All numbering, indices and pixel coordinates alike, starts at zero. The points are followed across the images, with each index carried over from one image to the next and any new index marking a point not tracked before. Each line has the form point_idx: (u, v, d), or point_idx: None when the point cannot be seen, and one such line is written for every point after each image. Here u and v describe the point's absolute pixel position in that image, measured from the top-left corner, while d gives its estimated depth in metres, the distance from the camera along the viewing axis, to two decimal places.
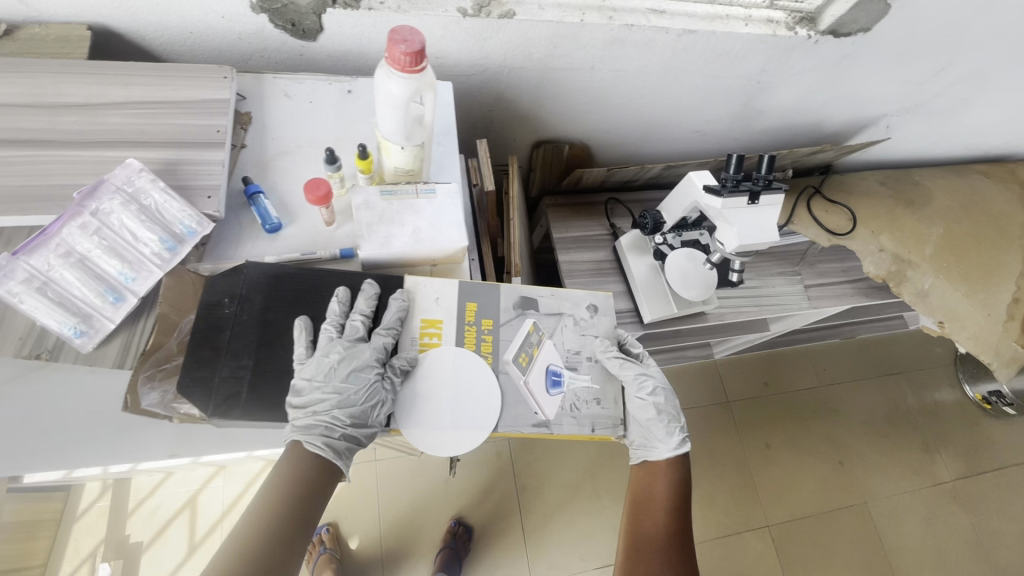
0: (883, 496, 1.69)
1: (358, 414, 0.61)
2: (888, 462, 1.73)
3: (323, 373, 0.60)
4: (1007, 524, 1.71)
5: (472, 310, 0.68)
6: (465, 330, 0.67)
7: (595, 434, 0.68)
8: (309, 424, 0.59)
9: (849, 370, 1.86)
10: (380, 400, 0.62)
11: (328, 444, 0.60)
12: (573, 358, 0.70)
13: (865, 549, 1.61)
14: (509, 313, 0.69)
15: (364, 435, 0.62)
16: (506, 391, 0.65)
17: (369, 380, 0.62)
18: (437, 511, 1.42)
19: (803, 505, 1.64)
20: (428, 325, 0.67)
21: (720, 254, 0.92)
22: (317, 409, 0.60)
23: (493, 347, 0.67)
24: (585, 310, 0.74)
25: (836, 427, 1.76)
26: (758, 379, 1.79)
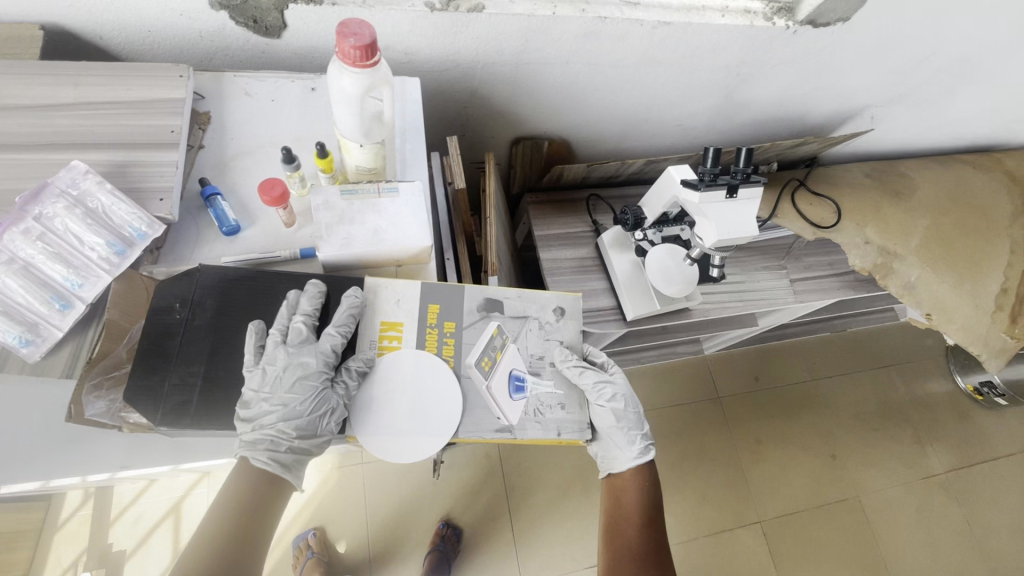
0: (875, 489, 1.68)
1: (306, 424, 0.61)
2: (880, 455, 1.73)
3: (269, 383, 0.60)
4: (1000, 515, 1.71)
5: (434, 312, 0.67)
6: (427, 332, 0.66)
7: (562, 439, 0.67)
8: (257, 437, 0.60)
9: (839, 363, 1.85)
10: (328, 409, 0.61)
11: (275, 458, 0.60)
12: (537, 363, 0.69)
13: (858, 543, 1.61)
14: (473, 315, 0.68)
15: (315, 445, 0.62)
16: (467, 395, 0.64)
17: (316, 389, 0.62)
18: (425, 514, 1.41)
19: (796, 500, 1.63)
20: (389, 328, 0.66)
21: (700, 249, 0.91)
22: (265, 421, 0.60)
23: (455, 350, 0.66)
24: (551, 313, 0.72)
25: (827, 420, 1.76)
26: (748, 374, 1.78)
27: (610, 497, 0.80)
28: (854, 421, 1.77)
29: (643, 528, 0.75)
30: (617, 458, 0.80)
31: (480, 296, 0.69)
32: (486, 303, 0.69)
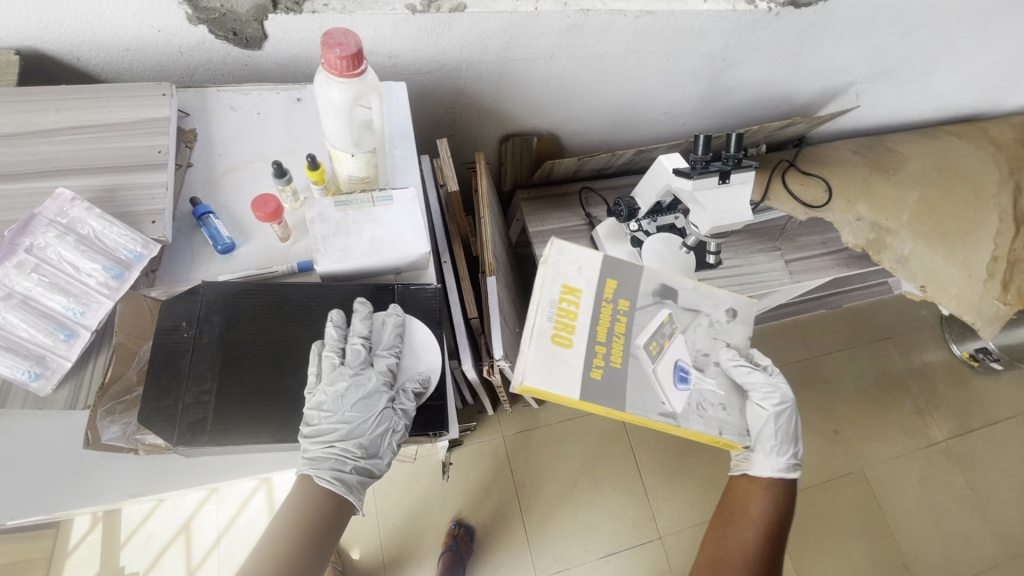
0: (878, 462, 1.70)
1: (371, 442, 0.62)
2: (882, 428, 1.75)
3: (337, 402, 0.60)
4: (1003, 479, 1.73)
5: (611, 287, 0.76)
6: (602, 305, 0.75)
7: (722, 435, 0.77)
8: (320, 455, 0.60)
9: (838, 339, 1.86)
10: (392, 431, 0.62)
11: (339, 477, 0.60)
12: (701, 359, 0.79)
13: (867, 518, 1.63)
14: (648, 299, 0.77)
15: (375, 465, 0.62)
16: (637, 372, 0.72)
17: (378, 410, 0.61)
18: (437, 515, 1.42)
19: (801, 477, 1.66)
20: (568, 291, 0.74)
21: (697, 237, 0.94)
22: (329, 441, 0.60)
23: (626, 328, 0.74)
24: (725, 314, 0.83)
25: (829, 397, 1.77)
26: None
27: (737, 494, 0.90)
28: (855, 396, 1.78)
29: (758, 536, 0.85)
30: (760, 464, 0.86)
31: (657, 278, 0.79)
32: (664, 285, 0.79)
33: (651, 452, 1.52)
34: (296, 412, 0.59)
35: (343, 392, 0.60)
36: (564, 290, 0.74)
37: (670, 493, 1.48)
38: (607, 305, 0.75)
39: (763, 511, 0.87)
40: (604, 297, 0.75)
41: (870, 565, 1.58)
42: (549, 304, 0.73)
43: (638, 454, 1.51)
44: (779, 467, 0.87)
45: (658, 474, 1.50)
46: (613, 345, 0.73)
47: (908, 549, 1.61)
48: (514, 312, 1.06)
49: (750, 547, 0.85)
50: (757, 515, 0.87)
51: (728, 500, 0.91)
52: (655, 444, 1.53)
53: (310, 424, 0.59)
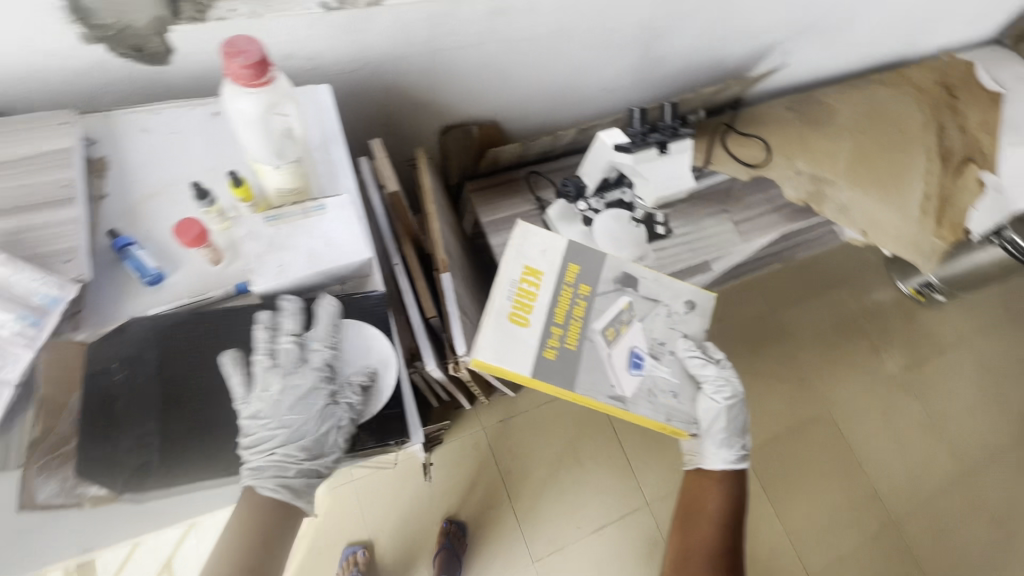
0: (842, 401, 1.79)
1: (313, 444, 0.60)
2: (844, 369, 1.84)
3: (271, 406, 0.58)
4: (955, 401, 1.85)
5: (572, 272, 0.89)
6: (563, 288, 0.88)
7: (667, 420, 0.87)
8: (261, 464, 0.58)
9: (794, 291, 1.93)
10: (335, 428, 0.60)
11: (284, 483, 0.59)
12: (655, 348, 0.89)
13: (837, 456, 1.73)
14: (608, 285, 0.90)
15: (322, 466, 0.60)
16: (590, 351, 0.84)
17: (317, 409, 0.60)
18: (428, 516, 1.42)
19: (773, 426, 1.74)
20: (530, 273, 0.88)
21: (643, 208, 1.01)
22: (269, 449, 0.59)
23: (583, 312, 0.87)
24: (682, 305, 0.94)
25: (791, 347, 1.85)
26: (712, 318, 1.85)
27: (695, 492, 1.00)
28: (816, 342, 1.87)
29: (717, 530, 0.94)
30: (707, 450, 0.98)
31: (617, 269, 0.91)
32: (621, 274, 0.91)
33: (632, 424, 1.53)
34: (236, 421, 0.59)
35: (276, 396, 0.59)
36: (529, 271, 0.88)
37: (653, 461, 1.51)
38: (567, 288, 0.88)
39: (721, 506, 0.96)
40: (567, 282, 0.89)
41: (845, 498, 1.68)
42: (515, 281, 0.87)
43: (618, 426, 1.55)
44: (730, 459, 0.97)
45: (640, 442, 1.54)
46: (569, 327, 0.85)
47: (878, 477, 1.72)
48: (476, 304, 1.05)
49: (710, 545, 0.93)
50: (712, 513, 0.96)
51: (687, 499, 1.00)
52: None
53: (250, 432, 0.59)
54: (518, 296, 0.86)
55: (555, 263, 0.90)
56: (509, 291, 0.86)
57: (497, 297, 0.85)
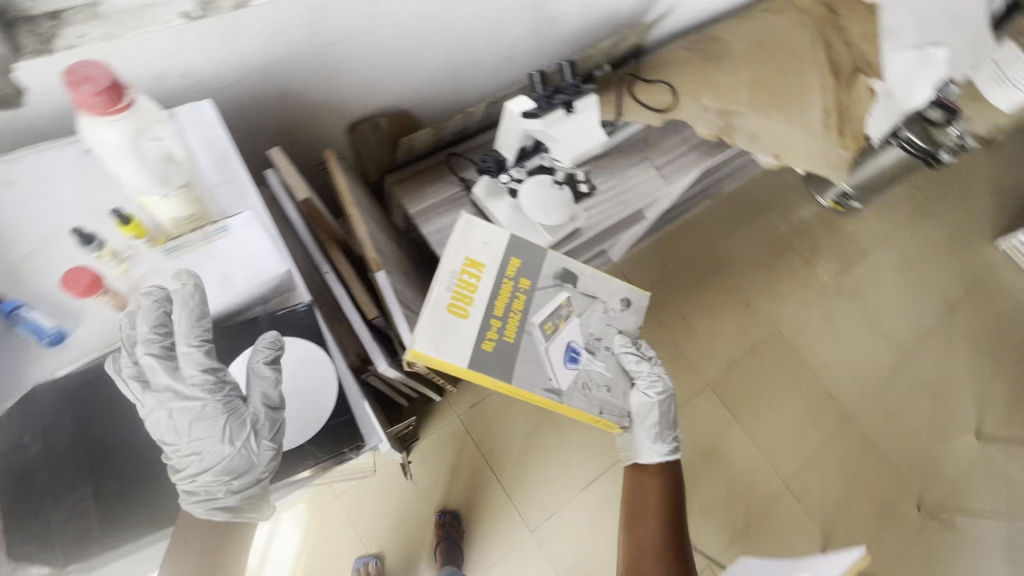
0: (786, 317, 1.92)
1: (234, 454, 0.58)
2: (782, 287, 1.96)
3: (172, 431, 0.57)
4: (884, 296, 2.01)
5: (513, 266, 0.92)
6: (503, 284, 0.90)
7: (599, 415, 0.94)
8: (191, 492, 0.57)
9: (727, 223, 2.02)
10: (246, 428, 0.58)
11: (222, 501, 0.57)
12: (591, 343, 0.96)
13: (789, 366, 1.85)
14: (548, 281, 0.93)
15: (255, 468, 0.58)
16: (529, 346, 0.88)
17: (221, 415, 0.58)
18: (419, 511, 1.42)
19: (727, 352, 1.84)
20: (469, 265, 0.89)
21: (563, 172, 1.03)
22: (192, 474, 0.57)
23: (521, 306, 0.89)
24: (618, 303, 1.01)
25: (732, 275, 1.95)
26: (656, 263, 1.92)
27: (636, 495, 1.03)
28: (754, 266, 1.97)
29: (662, 526, 0.97)
30: (642, 445, 1.04)
31: (557, 265, 0.95)
32: (561, 269, 0.96)
33: None
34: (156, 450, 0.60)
35: (174, 418, 0.57)
36: (470, 263, 0.90)
37: None
38: (507, 281, 0.91)
39: (660, 502, 1.01)
40: (506, 275, 0.91)
41: (803, 404, 1.81)
42: (455, 273, 0.88)
43: None
44: (664, 451, 1.03)
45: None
46: (507, 321, 0.88)
47: (828, 378, 1.86)
48: (421, 295, 1.05)
49: (659, 541, 0.96)
50: (654, 506, 1.00)
51: (631, 499, 1.03)
52: None
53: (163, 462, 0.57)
54: (459, 288, 0.87)
55: (497, 255, 0.92)
56: (449, 283, 0.87)
57: (437, 289, 0.85)
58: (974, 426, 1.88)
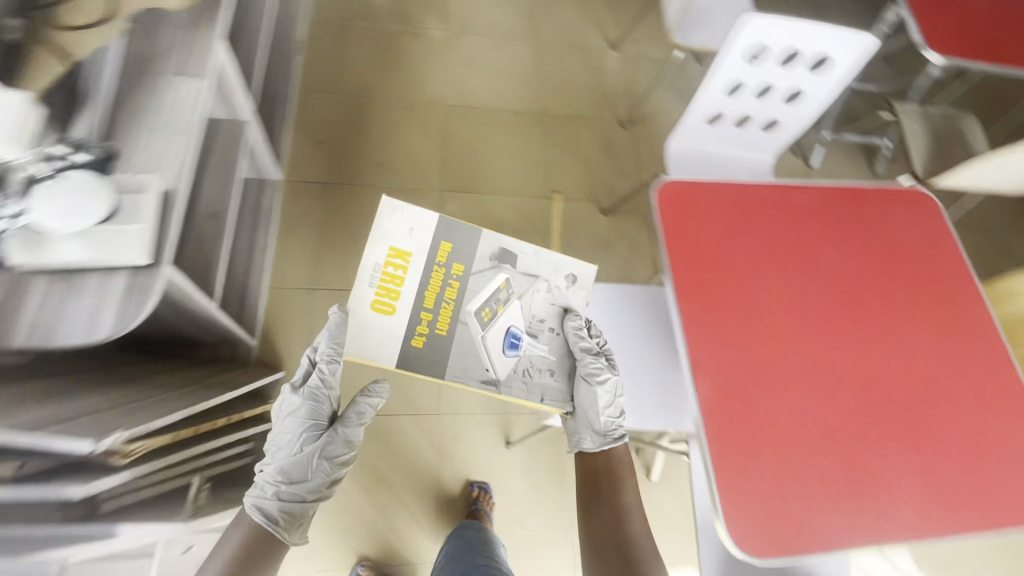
0: (438, 86, 2.05)
1: (300, 469, 1.13)
2: (418, 75, 2.06)
3: (284, 426, 1.16)
4: (481, 12, 2.21)
5: (444, 250, 1.10)
6: (433, 271, 1.09)
7: (541, 401, 1.12)
8: (268, 477, 1.12)
9: (334, 61, 2.02)
10: (316, 453, 1.14)
11: (273, 493, 1.10)
12: (534, 326, 1.15)
13: (475, 118, 2.03)
14: (485, 263, 1.12)
15: (301, 485, 1.12)
16: (464, 334, 1.07)
17: (312, 439, 1.15)
18: (352, 489, 1.48)
19: (428, 154, 1.94)
20: (395, 256, 1.07)
21: (46, 159, 0.85)
22: (277, 464, 1.13)
23: (456, 292, 1.09)
24: (563, 279, 1.16)
25: (377, 96, 1.99)
26: (314, 142, 1.87)
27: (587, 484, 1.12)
28: (383, 74, 2.03)
29: (613, 516, 1.04)
30: (580, 424, 1.16)
31: (496, 247, 1.13)
32: (500, 251, 1.13)
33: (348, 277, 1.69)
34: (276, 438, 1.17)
35: (289, 418, 1.16)
36: (394, 254, 1.07)
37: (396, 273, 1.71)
38: (439, 269, 1.09)
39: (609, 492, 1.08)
40: (438, 262, 1.09)
41: (504, 134, 2.03)
42: (381, 266, 1.06)
43: None
44: (601, 440, 1.14)
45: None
46: (440, 313, 1.07)
47: (503, 101, 2.07)
48: (95, 395, 0.88)
49: (613, 536, 1.01)
50: (607, 497, 1.07)
51: (587, 488, 1.11)
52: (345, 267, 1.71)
53: (269, 449, 1.16)
54: (384, 280, 1.06)
55: (425, 245, 1.09)
56: (377, 277, 1.06)
57: (360, 287, 1.05)
58: (608, 43, 2.24)
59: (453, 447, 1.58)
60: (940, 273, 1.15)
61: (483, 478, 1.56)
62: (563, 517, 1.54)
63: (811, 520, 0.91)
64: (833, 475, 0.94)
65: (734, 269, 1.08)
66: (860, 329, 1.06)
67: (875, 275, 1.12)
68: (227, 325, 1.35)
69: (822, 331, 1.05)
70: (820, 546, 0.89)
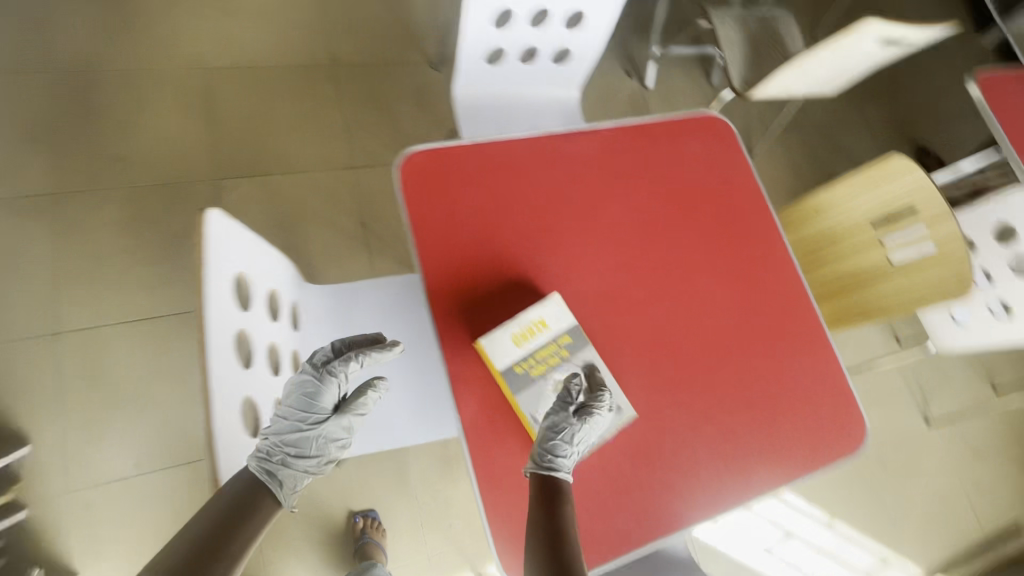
0: (189, 47, 1.64)
1: (301, 444, 0.76)
2: (161, 35, 1.63)
3: (291, 399, 0.78)
4: None
5: (566, 339, 0.85)
6: (548, 344, 0.85)
7: None
8: (260, 445, 0.75)
9: (33, 32, 1.55)
10: (322, 434, 0.78)
11: (264, 464, 0.72)
12: None
13: (245, 79, 1.65)
14: (582, 360, 0.85)
15: (301, 460, 0.76)
16: (538, 392, 0.82)
17: (318, 421, 0.79)
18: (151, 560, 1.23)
19: (187, 135, 1.56)
20: (539, 323, 0.85)
21: None
22: (274, 435, 0.76)
23: (556, 365, 0.84)
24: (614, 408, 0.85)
25: (104, 69, 1.56)
26: (26, 146, 1.46)
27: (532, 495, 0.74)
28: (110, 39, 1.59)
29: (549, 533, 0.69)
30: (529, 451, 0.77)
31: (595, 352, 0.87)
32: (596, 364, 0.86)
33: (101, 308, 1.37)
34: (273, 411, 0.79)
35: (295, 398, 0.78)
36: (539, 321, 0.85)
37: (163, 289, 1.41)
38: (554, 344, 0.85)
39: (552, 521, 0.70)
40: (559, 342, 0.85)
41: (289, 95, 1.67)
42: (527, 316, 0.85)
43: (121, 317, 1.37)
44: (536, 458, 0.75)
45: (138, 309, 1.38)
46: (538, 368, 0.83)
47: (282, 56, 1.70)
48: None
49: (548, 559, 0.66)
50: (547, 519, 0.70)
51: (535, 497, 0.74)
52: (93, 295, 1.37)
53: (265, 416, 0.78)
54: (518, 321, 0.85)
55: (567, 324, 0.86)
56: (521, 318, 0.85)
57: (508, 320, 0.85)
58: None
59: None
60: (734, 211, 1.04)
61: (313, 506, 1.38)
62: (414, 523, 1.42)
63: (598, 527, 0.83)
64: (624, 472, 0.86)
65: (504, 252, 0.91)
66: (648, 292, 0.95)
67: (669, 227, 1.00)
68: None
69: (608, 303, 0.92)
70: (609, 553, 0.83)
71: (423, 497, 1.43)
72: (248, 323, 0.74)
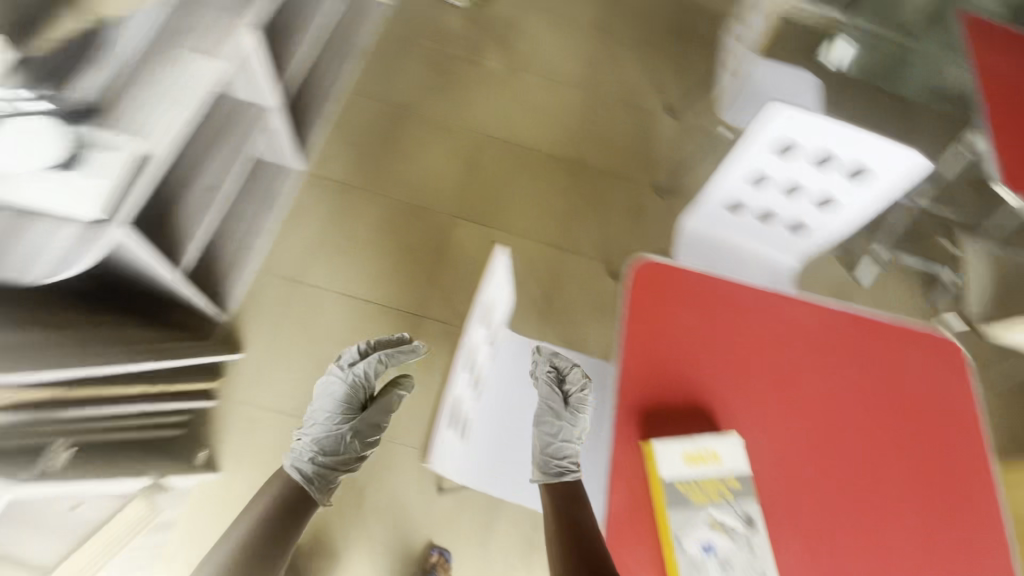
0: (481, 115, 2.05)
1: (332, 443, 1.17)
2: (464, 101, 2.06)
3: (323, 402, 1.20)
4: (544, 52, 2.21)
5: (733, 481, 0.86)
6: (713, 476, 0.86)
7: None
8: (298, 446, 1.17)
9: (387, 71, 2.07)
10: (349, 432, 1.18)
11: (301, 464, 1.14)
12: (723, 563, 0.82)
13: (508, 151, 2.00)
14: (742, 508, 0.85)
15: (332, 458, 1.16)
16: (690, 517, 0.84)
17: (344, 421, 1.19)
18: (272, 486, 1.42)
19: (448, 177, 1.91)
20: (711, 454, 0.88)
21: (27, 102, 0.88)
22: (310, 439, 1.17)
23: (715, 500, 0.85)
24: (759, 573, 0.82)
25: (418, 111, 2.02)
26: (346, 145, 1.91)
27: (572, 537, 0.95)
28: (432, 92, 2.06)
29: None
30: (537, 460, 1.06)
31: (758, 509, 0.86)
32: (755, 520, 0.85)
33: (336, 276, 1.69)
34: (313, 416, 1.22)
35: (325, 402, 1.21)
36: (712, 452, 0.88)
37: (381, 282, 1.70)
38: (719, 479, 0.86)
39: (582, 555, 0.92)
40: (726, 480, 0.86)
41: (534, 175, 1.97)
42: (703, 442, 0.88)
43: (345, 289, 1.68)
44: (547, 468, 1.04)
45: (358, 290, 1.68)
46: (697, 493, 0.85)
47: (542, 144, 2.03)
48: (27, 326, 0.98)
49: None
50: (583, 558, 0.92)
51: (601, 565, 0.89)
52: (335, 265, 1.71)
53: (307, 421, 1.22)
54: (694, 442, 0.88)
55: (738, 468, 0.87)
56: (697, 441, 0.88)
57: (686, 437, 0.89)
58: (665, 106, 2.16)
59: (385, 476, 1.48)
60: (943, 441, 0.96)
61: (402, 518, 1.45)
62: None
63: None
64: None
65: (694, 380, 0.96)
66: (819, 480, 0.91)
67: (864, 428, 0.96)
68: (187, 295, 1.38)
69: (774, 474, 0.91)
70: None
71: (495, 566, 1.43)
72: (472, 337, 0.90)
